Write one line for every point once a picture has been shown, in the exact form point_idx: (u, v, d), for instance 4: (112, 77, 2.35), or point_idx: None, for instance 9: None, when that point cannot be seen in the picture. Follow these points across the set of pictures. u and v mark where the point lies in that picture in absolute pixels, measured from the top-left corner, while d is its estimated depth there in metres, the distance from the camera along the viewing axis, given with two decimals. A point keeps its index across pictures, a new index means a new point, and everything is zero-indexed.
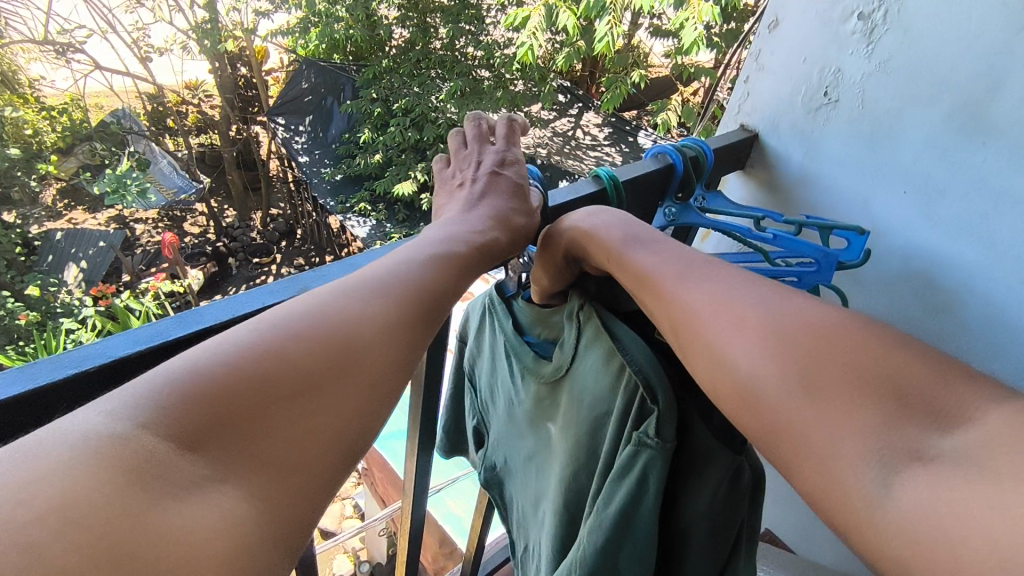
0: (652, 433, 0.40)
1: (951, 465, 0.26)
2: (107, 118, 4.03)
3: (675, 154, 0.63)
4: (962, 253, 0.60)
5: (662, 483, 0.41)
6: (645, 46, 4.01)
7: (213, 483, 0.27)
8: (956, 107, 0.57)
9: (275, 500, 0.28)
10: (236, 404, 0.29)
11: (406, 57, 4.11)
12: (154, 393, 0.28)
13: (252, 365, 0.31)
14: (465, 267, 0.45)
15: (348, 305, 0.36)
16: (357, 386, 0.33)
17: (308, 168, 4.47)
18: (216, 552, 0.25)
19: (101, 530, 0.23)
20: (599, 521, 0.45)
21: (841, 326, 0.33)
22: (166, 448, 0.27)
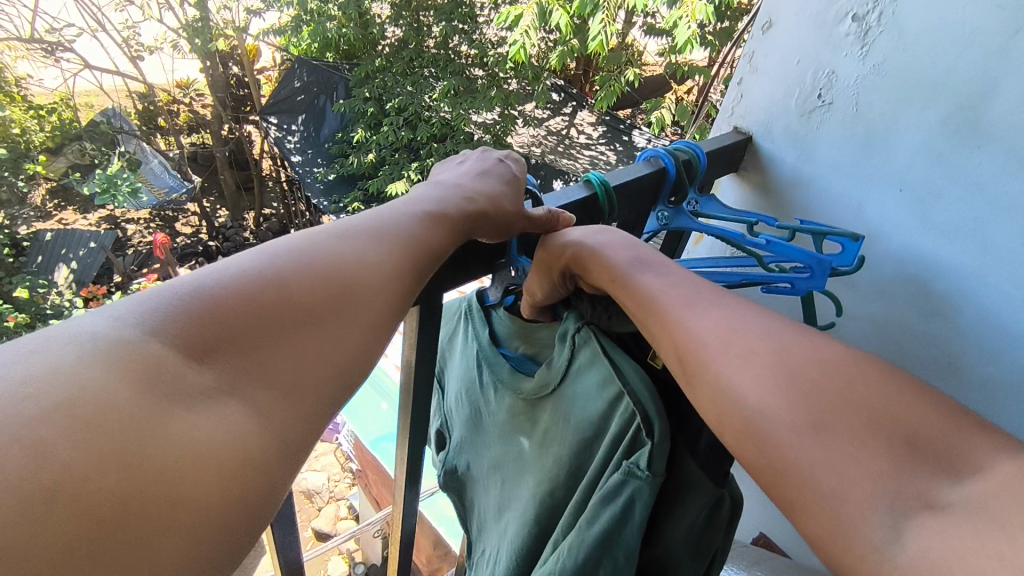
0: (644, 466, 0.40)
1: (965, 517, 0.25)
2: (97, 118, 3.99)
3: (668, 158, 0.62)
4: (957, 258, 0.60)
5: (648, 514, 0.40)
6: (639, 45, 4.00)
7: (218, 395, 0.27)
8: (952, 110, 0.57)
9: (277, 417, 0.29)
10: (240, 324, 0.30)
11: (398, 56, 4.08)
12: (162, 305, 0.28)
13: (255, 288, 0.31)
14: (456, 227, 0.45)
15: (344, 246, 0.36)
16: (358, 320, 0.34)
17: (302, 167, 4.49)
18: (221, 462, 0.25)
19: (109, 432, 0.23)
20: (576, 544, 0.43)
21: (851, 364, 0.32)
22: (173, 357, 0.27)
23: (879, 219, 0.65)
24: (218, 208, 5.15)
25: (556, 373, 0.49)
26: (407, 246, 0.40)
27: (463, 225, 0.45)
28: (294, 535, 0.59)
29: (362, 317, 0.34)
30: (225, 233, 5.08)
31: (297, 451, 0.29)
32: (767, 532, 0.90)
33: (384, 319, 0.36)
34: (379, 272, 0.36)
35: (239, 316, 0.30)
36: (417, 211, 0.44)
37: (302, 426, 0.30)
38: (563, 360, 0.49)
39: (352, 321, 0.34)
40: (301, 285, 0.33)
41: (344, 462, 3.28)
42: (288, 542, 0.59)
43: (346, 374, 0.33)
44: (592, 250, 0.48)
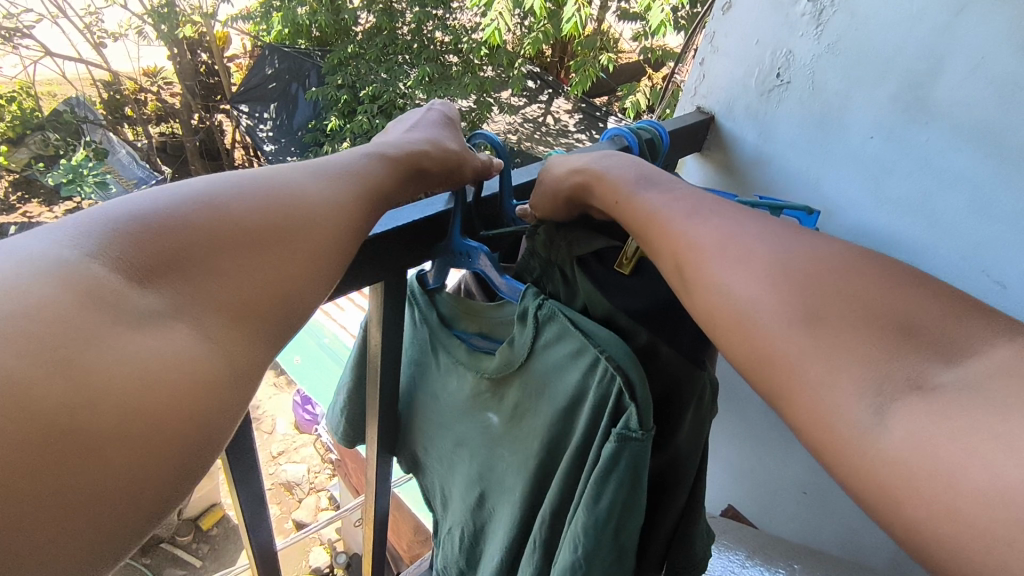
0: (635, 426, 0.41)
1: (950, 397, 0.27)
2: (59, 107, 3.90)
3: (630, 136, 0.63)
4: (907, 230, 0.62)
5: (646, 466, 0.43)
6: (614, 31, 4.02)
7: (166, 319, 0.29)
8: (899, 89, 0.59)
9: (226, 339, 0.30)
10: (187, 250, 0.31)
11: (372, 43, 4.00)
12: (106, 228, 0.29)
13: (194, 210, 0.32)
14: (412, 173, 0.45)
15: (293, 178, 0.37)
16: (297, 249, 0.35)
17: (274, 156, 4.42)
18: (168, 384, 0.27)
19: (51, 348, 0.24)
20: (587, 522, 0.44)
21: (856, 265, 0.33)
22: (117, 280, 0.28)
23: (835, 196, 0.67)
24: None
25: (520, 351, 0.49)
26: (360, 187, 0.40)
27: (412, 165, 0.45)
28: (262, 516, 0.59)
29: (307, 247, 0.35)
30: None
31: (247, 374, 0.31)
32: (735, 504, 0.93)
33: (336, 265, 0.37)
34: (328, 202, 0.37)
35: (187, 238, 0.31)
36: (365, 149, 0.44)
37: (252, 351, 0.31)
38: (526, 341, 0.48)
39: (301, 254, 0.35)
40: (243, 211, 0.34)
41: (325, 454, 3.27)
42: (256, 522, 0.59)
43: (291, 304, 0.34)
44: (603, 170, 0.48)
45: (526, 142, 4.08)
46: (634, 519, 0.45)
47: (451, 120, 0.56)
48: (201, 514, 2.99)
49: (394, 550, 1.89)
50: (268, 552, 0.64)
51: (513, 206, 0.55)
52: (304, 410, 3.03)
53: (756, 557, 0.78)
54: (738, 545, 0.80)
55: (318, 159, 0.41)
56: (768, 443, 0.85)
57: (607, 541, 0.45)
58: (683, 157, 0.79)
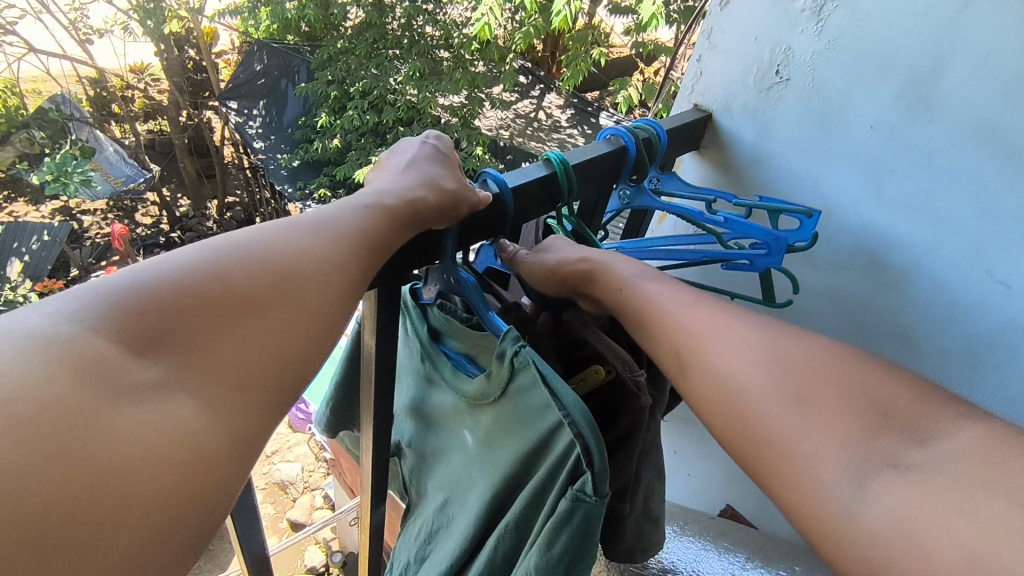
0: (591, 491, 0.41)
1: (922, 475, 0.29)
2: (44, 105, 3.80)
3: (628, 136, 0.62)
4: (908, 231, 0.61)
5: (599, 526, 0.42)
6: (605, 25, 3.99)
7: (167, 393, 0.27)
8: (902, 88, 0.58)
9: (231, 410, 0.29)
10: (181, 317, 0.29)
11: (361, 38, 3.94)
12: (98, 298, 0.28)
13: (196, 276, 0.31)
14: (397, 223, 0.43)
15: (282, 238, 0.36)
16: (296, 313, 0.33)
17: (264, 154, 4.35)
18: (173, 459, 0.26)
19: (48, 430, 0.23)
20: (539, 561, 0.44)
21: (832, 352, 0.36)
22: (115, 352, 0.27)
23: (834, 196, 0.66)
24: (179, 197, 4.94)
25: (496, 386, 0.47)
26: (351, 239, 0.39)
27: (407, 214, 0.45)
28: (256, 526, 0.57)
29: (307, 311, 0.34)
30: (186, 223, 4.84)
31: (252, 442, 0.29)
32: (733, 503, 0.92)
33: (335, 324, 0.35)
34: (319, 260, 0.36)
35: (183, 306, 0.29)
36: (358, 201, 0.43)
37: (260, 420, 0.30)
38: (501, 378, 0.46)
39: (299, 310, 0.33)
40: (241, 277, 0.32)
41: (319, 452, 3.26)
42: (250, 532, 0.57)
43: (298, 367, 0.33)
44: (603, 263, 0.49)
45: (518, 137, 4.01)
46: (583, 569, 0.45)
47: (448, 154, 0.55)
48: None
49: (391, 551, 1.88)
50: (263, 560, 0.63)
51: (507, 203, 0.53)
52: (298, 409, 3.01)
53: (755, 559, 0.77)
54: (737, 547, 0.79)
55: (300, 216, 0.39)
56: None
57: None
58: (681, 155, 0.77)
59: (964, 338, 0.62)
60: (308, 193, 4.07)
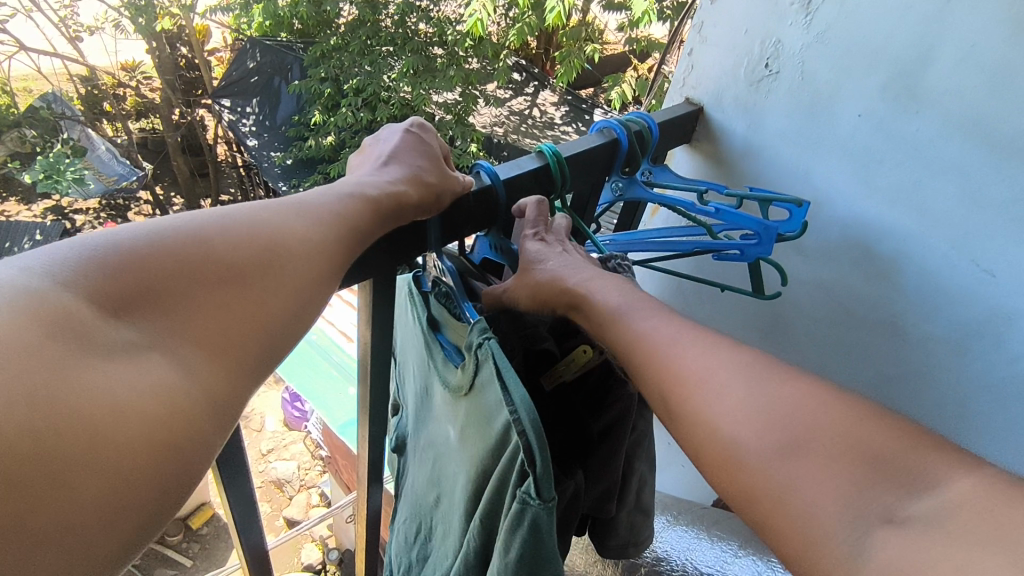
0: (535, 495, 0.40)
1: (919, 529, 0.28)
2: (35, 104, 3.78)
3: (620, 129, 0.62)
4: (896, 220, 0.62)
5: (549, 537, 0.42)
6: (598, 22, 4.00)
7: (142, 350, 0.29)
8: (888, 80, 0.59)
9: (203, 372, 0.30)
10: (156, 281, 0.30)
11: (355, 35, 3.93)
12: (77, 257, 0.29)
13: (176, 242, 0.32)
14: (380, 216, 0.44)
15: (265, 214, 0.37)
16: (268, 290, 0.34)
17: (257, 151, 4.32)
18: (147, 412, 0.27)
19: (21, 370, 0.24)
20: (501, 560, 0.45)
21: (820, 393, 0.34)
22: (87, 310, 0.28)
23: (825, 186, 0.67)
24: (173, 195, 4.92)
25: (467, 377, 0.46)
26: (334, 224, 0.40)
27: (391, 208, 0.45)
28: (254, 518, 0.58)
29: (285, 287, 0.35)
30: None
31: (224, 408, 0.31)
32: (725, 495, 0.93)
33: (311, 304, 0.37)
34: (309, 241, 0.37)
35: (156, 271, 0.31)
36: (341, 189, 0.43)
37: (230, 385, 0.31)
38: (468, 372, 0.45)
39: (279, 286, 0.35)
40: (224, 249, 0.33)
41: (315, 450, 3.26)
42: (247, 524, 0.58)
43: (274, 335, 0.34)
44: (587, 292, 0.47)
45: (512, 134, 4.01)
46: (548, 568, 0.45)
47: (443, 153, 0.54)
48: (191, 513, 2.97)
49: (388, 547, 1.89)
50: (261, 552, 0.63)
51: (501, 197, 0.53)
52: (293, 407, 3.01)
53: (748, 546, 0.78)
54: (730, 535, 0.80)
55: (291, 197, 0.40)
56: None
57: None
58: (673, 149, 0.78)
59: (948, 326, 0.63)
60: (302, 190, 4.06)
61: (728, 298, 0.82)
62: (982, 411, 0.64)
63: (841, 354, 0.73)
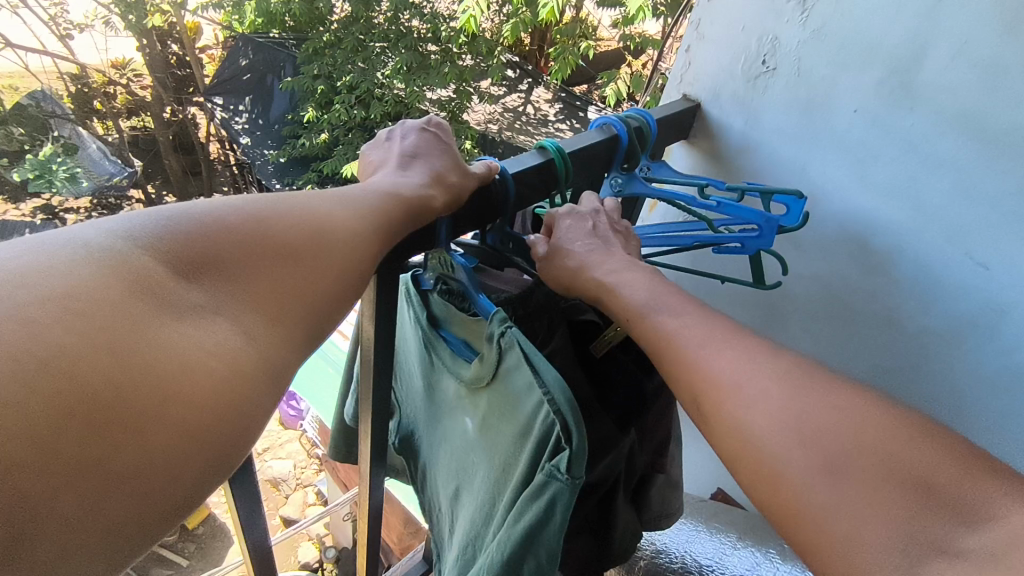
0: (564, 469, 0.42)
1: (978, 563, 0.28)
2: (23, 101, 3.74)
3: (620, 125, 0.63)
4: (891, 214, 0.63)
5: (571, 511, 0.43)
6: (592, 19, 4.00)
7: (211, 314, 0.31)
8: (886, 74, 0.59)
9: (258, 336, 0.33)
10: (219, 250, 0.33)
11: (348, 32, 3.92)
12: (151, 224, 0.32)
13: (238, 220, 0.35)
14: (416, 211, 0.46)
15: (320, 204, 0.40)
16: (315, 269, 0.37)
17: (251, 149, 4.33)
18: (212, 369, 0.29)
19: (104, 322, 0.27)
20: (510, 536, 0.47)
21: (862, 410, 0.35)
22: (162, 272, 0.31)
23: (821, 182, 0.68)
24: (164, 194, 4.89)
25: (488, 367, 0.48)
26: (378, 216, 0.42)
27: (420, 206, 0.46)
28: (258, 514, 0.58)
29: (333, 268, 0.38)
30: None
31: (278, 374, 0.33)
32: (724, 488, 0.93)
33: (358, 285, 0.40)
34: (352, 230, 0.40)
35: (219, 243, 0.34)
36: (379, 186, 0.46)
37: (285, 351, 0.34)
38: (491, 362, 0.47)
39: (326, 268, 0.37)
40: (283, 229, 0.36)
41: (310, 449, 3.26)
42: (252, 520, 0.58)
43: (321, 311, 0.37)
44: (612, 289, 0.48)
45: (507, 132, 4.02)
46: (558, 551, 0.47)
47: (445, 141, 0.54)
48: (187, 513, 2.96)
49: (386, 544, 1.90)
50: (264, 548, 0.63)
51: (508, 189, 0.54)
52: (289, 406, 3.00)
53: (746, 538, 0.79)
54: (729, 527, 0.81)
55: (343, 188, 0.43)
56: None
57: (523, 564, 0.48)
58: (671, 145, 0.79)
59: (944, 319, 0.63)
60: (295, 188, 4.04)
61: (727, 291, 0.83)
62: (977, 405, 0.65)
63: (837, 347, 0.74)
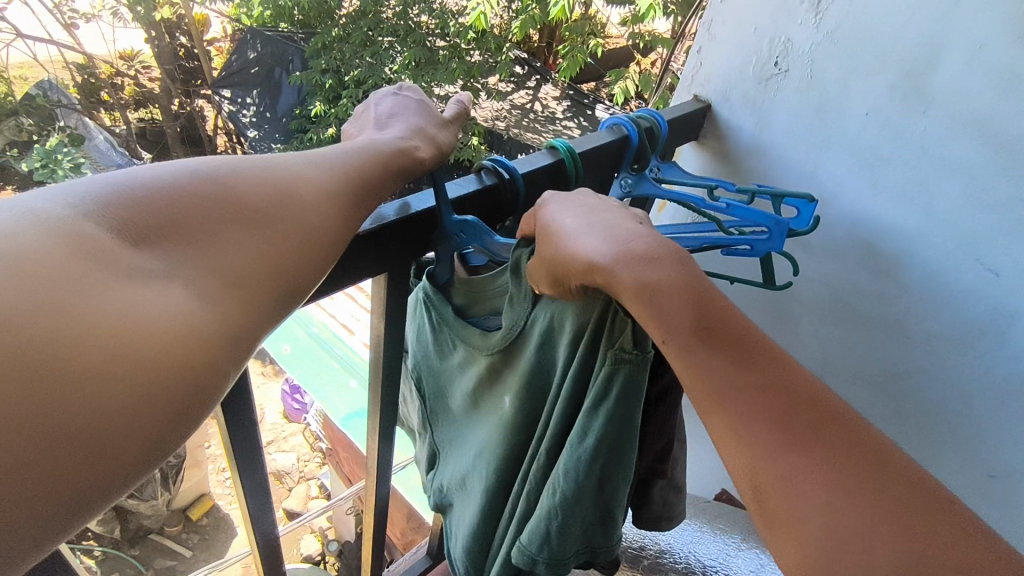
0: (628, 346, 0.41)
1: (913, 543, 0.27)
2: (32, 91, 3.77)
3: (630, 125, 0.63)
4: (902, 217, 0.63)
5: (643, 390, 0.42)
6: (601, 16, 3.99)
7: (166, 279, 0.29)
8: (898, 78, 0.59)
9: (221, 298, 0.31)
10: (174, 215, 0.31)
11: (356, 26, 3.93)
12: (101, 189, 0.30)
13: (194, 183, 0.33)
14: (392, 167, 0.44)
15: (282, 166, 0.38)
16: (280, 231, 0.35)
17: (258, 143, 4.33)
18: (167, 334, 0.27)
19: (41, 285, 0.24)
20: (581, 445, 0.45)
21: None
22: (110, 240, 0.28)
23: (831, 185, 0.67)
24: None
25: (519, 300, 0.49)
26: (346, 178, 0.40)
27: (399, 159, 0.45)
28: (267, 506, 0.58)
29: (299, 230, 0.36)
30: None
31: (243, 336, 0.31)
32: (728, 488, 0.94)
33: (332, 245, 0.38)
34: (318, 190, 0.38)
35: (175, 207, 0.31)
36: (352, 146, 0.44)
37: (250, 314, 0.32)
38: (526, 288, 0.48)
39: (293, 230, 0.36)
40: (246, 190, 0.35)
41: (314, 442, 3.28)
42: (260, 512, 0.58)
43: (293, 277, 0.35)
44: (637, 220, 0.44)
45: (514, 129, 4.02)
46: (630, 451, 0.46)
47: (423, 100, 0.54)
48: (190, 503, 2.99)
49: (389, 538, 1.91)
50: (273, 540, 0.64)
51: (514, 178, 0.53)
52: (293, 400, 3.02)
53: (751, 541, 0.79)
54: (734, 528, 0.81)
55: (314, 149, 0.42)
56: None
57: (599, 473, 0.47)
58: (681, 146, 0.78)
59: (954, 324, 0.63)
60: None
61: (735, 291, 0.83)
62: (984, 412, 0.65)
63: (846, 349, 0.74)
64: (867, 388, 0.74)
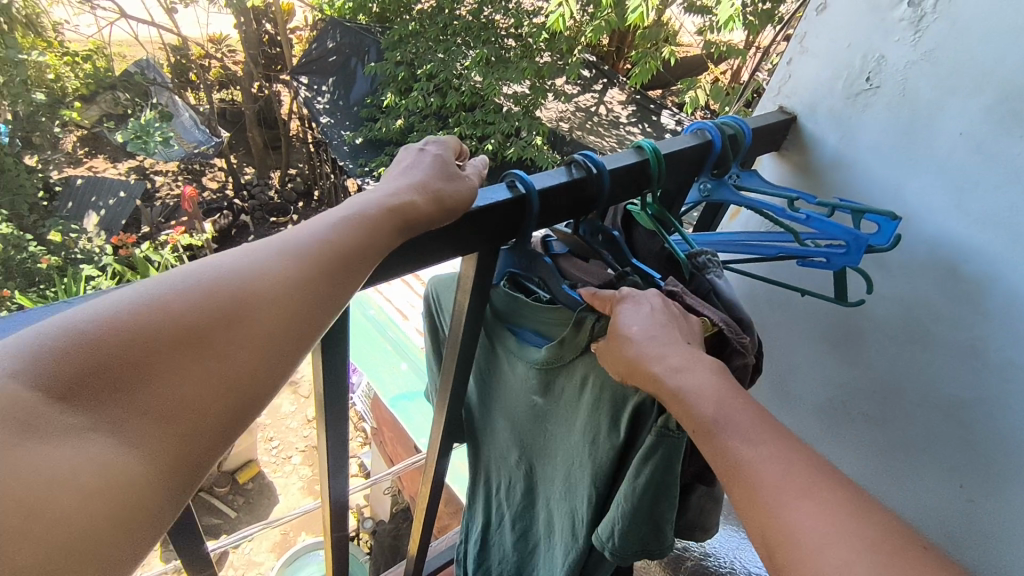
0: (671, 426, 0.50)
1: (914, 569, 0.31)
2: (130, 68, 4.03)
3: (714, 131, 0.65)
4: (989, 242, 0.62)
5: (679, 454, 0.52)
6: (675, 23, 3.93)
7: (86, 433, 0.26)
8: (996, 100, 0.59)
9: (155, 442, 0.28)
10: (104, 354, 0.28)
11: (432, 22, 4.01)
12: (17, 346, 0.26)
13: (124, 308, 0.29)
14: (375, 230, 0.40)
15: (240, 261, 0.34)
16: (246, 334, 0.32)
17: (329, 130, 4.49)
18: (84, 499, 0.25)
19: None
20: (629, 492, 0.54)
21: None
22: (29, 400, 0.25)
23: (917, 203, 0.67)
24: (246, 165, 5.14)
25: (573, 347, 0.56)
26: (317, 255, 0.36)
27: (389, 221, 0.41)
28: (344, 466, 0.64)
29: (258, 330, 0.32)
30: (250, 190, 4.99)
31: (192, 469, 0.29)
32: None
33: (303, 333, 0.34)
34: (280, 280, 0.34)
35: (105, 344, 0.28)
36: (336, 214, 0.40)
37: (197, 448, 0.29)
38: (582, 341, 0.55)
39: (256, 334, 0.32)
40: (180, 300, 0.31)
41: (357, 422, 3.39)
42: (338, 471, 0.64)
43: (257, 385, 0.32)
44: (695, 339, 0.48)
45: (577, 131, 4.03)
46: (668, 499, 0.55)
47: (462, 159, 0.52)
48: (238, 467, 3.15)
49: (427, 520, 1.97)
50: (342, 501, 0.69)
51: (600, 179, 0.56)
52: None
53: None
54: None
55: (285, 229, 0.38)
56: (840, 433, 0.83)
57: (641, 518, 0.56)
58: (761, 156, 0.79)
59: None
60: (368, 169, 4.17)
61: (804, 304, 0.83)
62: None
63: (914, 375, 0.73)
64: (931, 418, 0.72)
